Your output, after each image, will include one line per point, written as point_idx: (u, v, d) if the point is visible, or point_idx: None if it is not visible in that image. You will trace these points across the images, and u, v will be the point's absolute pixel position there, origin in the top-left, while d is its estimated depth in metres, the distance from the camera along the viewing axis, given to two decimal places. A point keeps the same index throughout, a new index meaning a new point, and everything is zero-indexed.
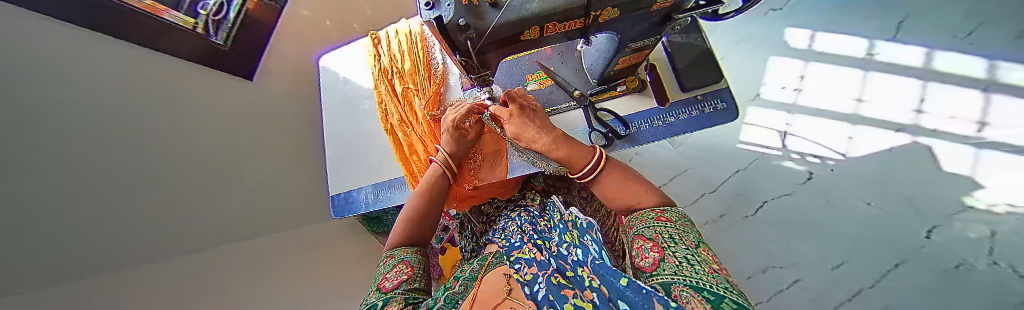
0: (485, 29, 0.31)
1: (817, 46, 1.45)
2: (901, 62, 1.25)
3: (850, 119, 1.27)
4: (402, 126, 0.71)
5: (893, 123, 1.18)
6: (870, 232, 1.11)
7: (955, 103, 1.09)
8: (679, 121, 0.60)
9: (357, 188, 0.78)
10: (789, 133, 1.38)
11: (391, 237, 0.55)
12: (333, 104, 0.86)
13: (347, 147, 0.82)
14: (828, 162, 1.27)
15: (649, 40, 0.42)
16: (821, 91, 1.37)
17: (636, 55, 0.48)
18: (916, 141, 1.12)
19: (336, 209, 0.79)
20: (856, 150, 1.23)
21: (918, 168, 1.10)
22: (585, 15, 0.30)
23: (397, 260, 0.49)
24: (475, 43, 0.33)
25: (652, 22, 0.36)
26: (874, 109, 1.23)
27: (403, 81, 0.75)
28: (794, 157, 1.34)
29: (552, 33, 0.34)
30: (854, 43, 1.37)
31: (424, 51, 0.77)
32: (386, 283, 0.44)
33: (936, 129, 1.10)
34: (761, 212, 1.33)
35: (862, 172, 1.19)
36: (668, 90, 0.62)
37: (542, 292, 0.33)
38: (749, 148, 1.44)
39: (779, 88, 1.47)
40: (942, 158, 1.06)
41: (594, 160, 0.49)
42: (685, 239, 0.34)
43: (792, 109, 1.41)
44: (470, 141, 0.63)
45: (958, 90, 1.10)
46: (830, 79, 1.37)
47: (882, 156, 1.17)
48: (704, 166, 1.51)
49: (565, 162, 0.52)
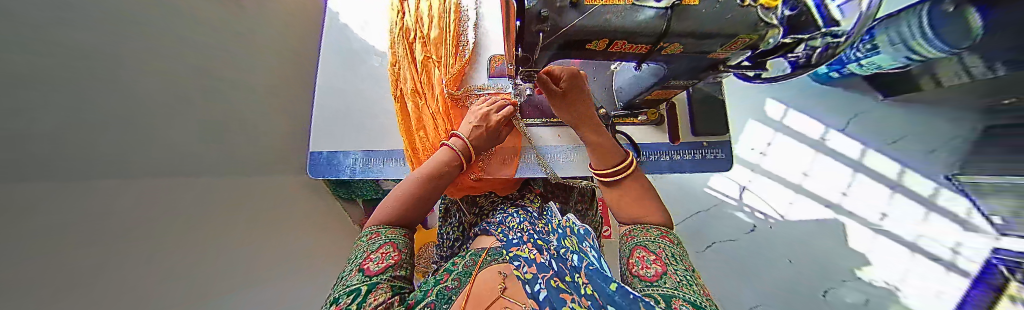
0: (559, 26, 0.28)
1: (788, 121, 1.65)
2: (842, 151, 1.44)
3: (796, 189, 1.51)
4: (415, 97, 0.67)
5: (823, 198, 1.41)
6: (792, 285, 1.29)
7: (868, 193, 1.28)
8: (682, 160, 0.65)
9: (346, 150, 0.71)
10: (746, 188, 1.62)
11: (377, 213, 0.51)
12: (336, 51, 0.78)
13: (344, 103, 0.75)
14: (769, 219, 1.52)
15: (686, 82, 0.44)
16: (779, 159, 1.60)
17: (665, 91, 0.51)
18: (834, 218, 1.34)
19: (314, 169, 0.71)
20: (795, 215, 1.46)
21: (833, 242, 1.29)
22: (653, 43, 0.31)
23: (383, 239, 0.46)
24: (545, 37, 0.30)
25: (699, 67, 0.38)
26: (813, 183, 1.47)
27: (426, 48, 0.69)
28: (745, 209, 1.59)
29: (616, 51, 0.33)
30: (813, 126, 1.57)
31: (455, 23, 0.71)
32: (370, 265, 0.41)
33: (853, 211, 1.29)
34: (707, 250, 1.58)
35: (793, 234, 1.43)
36: (681, 130, 0.66)
37: (542, 293, 0.32)
38: (713, 193, 1.68)
39: (749, 148, 1.69)
40: (850, 236, 1.24)
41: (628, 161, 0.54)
42: (685, 260, 0.34)
43: (754, 168, 1.65)
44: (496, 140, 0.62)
45: (875, 183, 1.26)
46: (790, 152, 1.60)
47: (810, 224, 1.40)
48: (672, 200, 1.68)
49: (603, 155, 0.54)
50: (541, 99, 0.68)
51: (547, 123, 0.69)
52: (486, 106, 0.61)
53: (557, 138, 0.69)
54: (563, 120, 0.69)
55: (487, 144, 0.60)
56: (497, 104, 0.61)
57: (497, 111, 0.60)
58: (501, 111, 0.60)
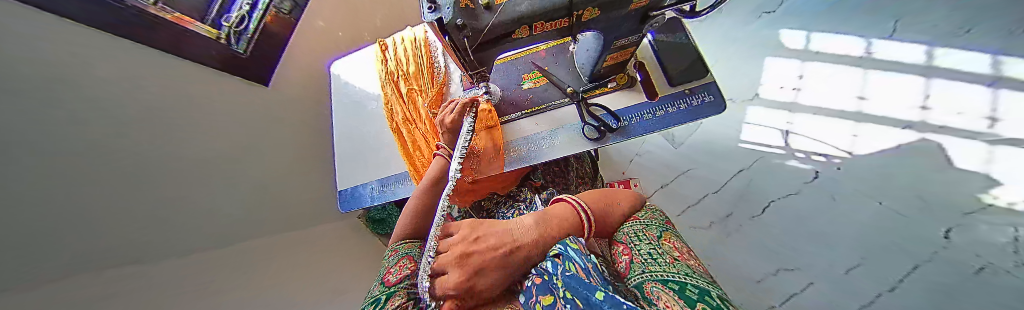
0: (481, 27, 0.38)
1: (813, 47, 1.44)
2: (898, 57, 1.12)
3: (852, 116, 1.19)
4: (406, 124, 0.77)
5: (899, 121, 1.05)
6: (880, 233, 0.99)
7: (956, 99, 0.92)
8: (669, 114, 0.63)
9: (363, 183, 0.82)
10: (791, 132, 1.38)
11: (396, 231, 0.56)
12: (342, 105, 0.92)
13: (355, 145, 0.87)
14: (833, 160, 1.21)
15: (631, 38, 0.46)
16: (821, 89, 1.33)
17: (623, 52, 0.52)
18: (924, 137, 0.97)
19: (343, 203, 0.83)
20: (862, 148, 1.14)
21: (921, 167, 0.96)
22: (568, 13, 0.35)
23: (401, 254, 0.51)
24: (474, 40, 0.40)
25: (633, 20, 0.40)
26: (875, 106, 1.13)
27: (409, 83, 0.81)
28: (798, 155, 1.33)
29: (540, 31, 0.39)
30: (853, 42, 1.29)
31: (427, 55, 0.83)
32: (391, 276, 0.45)
33: (944, 125, 0.94)
34: (766, 213, 1.34)
35: (872, 169, 1.09)
36: (658, 85, 0.66)
37: (525, 294, 0.32)
38: (751, 146, 1.50)
39: (777, 88, 1.50)
40: (953, 154, 0.89)
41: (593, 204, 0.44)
42: (649, 236, 0.34)
43: (792, 107, 1.42)
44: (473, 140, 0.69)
45: (962, 84, 0.92)
46: (829, 77, 1.32)
47: (891, 154, 1.05)
48: (706, 167, 1.57)
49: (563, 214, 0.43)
50: (513, 95, 0.73)
51: (525, 115, 0.72)
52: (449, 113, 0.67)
53: (536, 126, 0.71)
54: (539, 108, 0.71)
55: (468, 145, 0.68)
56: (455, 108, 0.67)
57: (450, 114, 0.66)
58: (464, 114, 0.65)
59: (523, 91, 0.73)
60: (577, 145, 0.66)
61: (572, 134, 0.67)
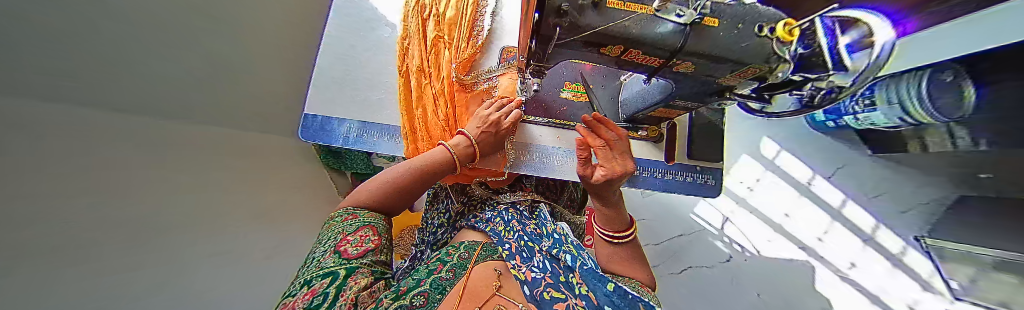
0: (580, 23, 0.27)
1: (779, 160, 1.64)
2: (825, 197, 1.49)
3: (775, 227, 1.51)
4: (419, 74, 0.66)
5: (800, 240, 1.43)
6: None
7: (841, 243, 1.38)
8: (676, 181, 0.70)
9: (342, 117, 0.71)
10: (729, 219, 1.60)
11: (354, 195, 0.49)
12: (350, 18, 0.78)
13: (348, 71, 0.75)
14: (745, 252, 1.50)
15: (690, 103, 0.44)
16: (764, 197, 1.59)
17: (670, 111, 0.51)
18: (808, 260, 1.38)
19: (306, 130, 0.69)
20: (767, 252, 1.47)
21: (799, 279, 1.36)
22: (668, 58, 0.30)
23: (359, 223, 0.43)
24: (562, 34, 0.29)
25: (707, 91, 0.38)
26: (793, 225, 1.48)
27: (439, 27, 0.67)
28: (724, 239, 1.56)
29: (629, 59, 0.33)
30: (804, 169, 1.58)
31: (474, 6, 0.69)
32: (346, 247, 0.38)
33: (823, 257, 1.37)
34: (683, 274, 1.52)
35: (767, 270, 1.43)
36: (678, 152, 0.71)
37: (543, 293, 0.36)
38: (696, 219, 1.65)
39: (738, 182, 1.65)
40: (817, 278, 1.33)
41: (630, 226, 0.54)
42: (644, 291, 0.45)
43: (739, 200, 1.62)
44: (499, 140, 0.62)
45: (849, 234, 1.39)
46: (776, 190, 1.58)
47: (783, 262, 1.42)
48: (657, 220, 1.67)
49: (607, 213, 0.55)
50: (547, 98, 0.70)
51: (550, 124, 0.70)
52: (495, 110, 0.61)
53: (556, 140, 0.70)
54: (566, 123, 0.70)
55: (490, 148, 0.62)
56: (504, 107, 0.62)
57: (497, 110, 0.61)
58: (511, 117, 0.62)
59: (559, 98, 0.70)
60: None
61: None
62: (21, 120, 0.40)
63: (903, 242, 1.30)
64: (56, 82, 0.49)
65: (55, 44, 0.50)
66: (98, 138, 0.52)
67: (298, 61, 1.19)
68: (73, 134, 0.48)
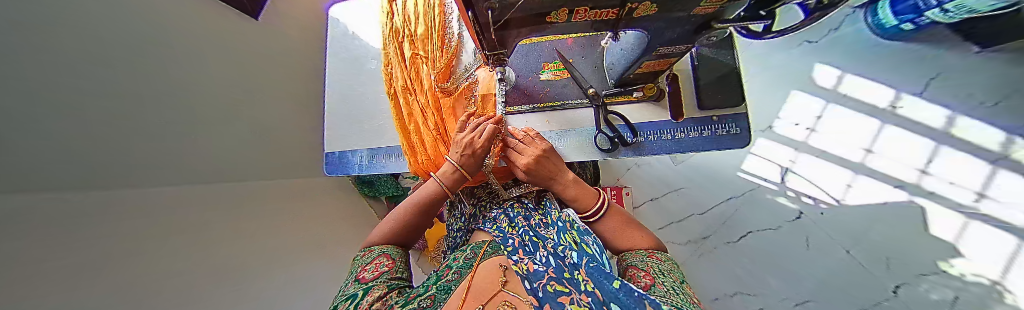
0: (506, 2, 0.26)
1: (843, 88, 1.35)
2: (920, 120, 1.19)
3: (854, 168, 1.24)
4: (405, 93, 0.70)
5: (896, 178, 1.16)
6: (842, 276, 1.16)
7: (958, 170, 1.08)
8: (689, 138, 0.63)
9: (353, 149, 0.79)
10: (790, 171, 1.36)
11: (374, 233, 0.53)
12: (339, 58, 0.86)
13: (349, 107, 0.83)
14: (820, 204, 1.27)
15: (679, 47, 0.40)
16: (832, 136, 1.32)
17: (661, 61, 0.46)
18: (911, 200, 1.12)
19: (328, 166, 0.80)
20: (853, 199, 1.22)
21: (903, 224, 1.11)
22: (620, 5, 0.27)
23: (377, 253, 0.48)
24: (498, 14, 0.28)
25: (689, 29, 0.34)
26: (880, 162, 1.20)
27: (413, 45, 0.71)
28: (789, 194, 1.34)
29: (581, 19, 0.30)
30: (880, 91, 1.29)
31: (441, 17, 0.69)
32: (365, 274, 0.42)
33: (934, 191, 1.09)
34: (742, 241, 1.35)
35: (849, 222, 1.20)
36: (687, 106, 0.64)
37: (545, 290, 0.33)
38: (747, 177, 1.43)
39: (792, 124, 1.41)
40: (931, 219, 1.07)
41: (600, 202, 0.52)
42: (672, 274, 0.40)
43: (799, 146, 1.37)
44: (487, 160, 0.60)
45: (967, 159, 1.08)
46: (846, 125, 1.31)
47: (877, 207, 1.16)
48: (696, 187, 1.50)
49: (571, 200, 0.54)
50: (526, 84, 0.68)
51: (536, 109, 0.68)
52: (473, 131, 0.58)
53: (545, 124, 0.67)
54: (552, 104, 0.67)
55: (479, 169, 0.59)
56: (482, 127, 0.57)
57: (478, 134, 0.57)
58: (484, 135, 0.56)
59: (541, 81, 0.68)
60: (588, 152, 0.65)
61: (583, 140, 0.66)
62: (65, 213, 0.50)
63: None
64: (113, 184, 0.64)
65: (124, 144, 0.65)
66: (140, 214, 0.64)
67: (309, 108, 1.38)
68: (125, 217, 0.60)
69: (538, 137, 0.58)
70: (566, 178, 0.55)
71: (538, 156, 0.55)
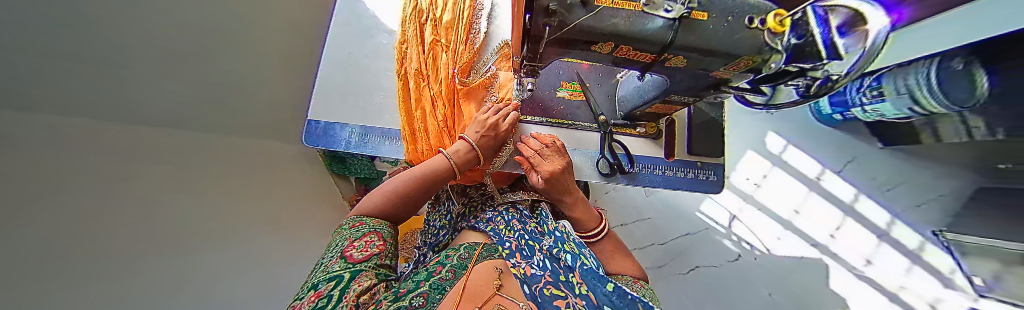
0: (567, 22, 0.27)
1: (787, 155, 1.60)
2: (836, 192, 1.44)
3: (784, 224, 1.47)
4: (417, 78, 0.68)
5: (811, 237, 1.39)
6: None
7: (854, 238, 1.33)
8: (676, 176, 0.72)
9: (345, 123, 0.74)
10: (736, 218, 1.56)
11: (360, 205, 0.50)
12: (348, 25, 0.81)
13: (348, 78, 0.77)
14: (755, 250, 1.45)
15: (687, 98, 0.45)
16: (771, 194, 1.55)
17: (667, 106, 0.52)
18: (821, 258, 1.33)
19: (309, 136, 0.72)
20: (779, 250, 1.42)
21: (815, 275, 1.31)
22: (659, 52, 0.30)
23: (368, 228, 0.44)
24: (552, 31, 0.29)
25: (700, 85, 0.38)
26: (804, 222, 1.43)
27: (436, 31, 0.69)
28: (732, 237, 1.51)
29: (621, 55, 0.33)
30: (812, 164, 1.54)
31: (470, 9, 0.71)
32: (353, 251, 0.39)
33: (837, 253, 1.31)
34: (691, 273, 1.48)
35: (775, 267, 1.39)
36: (678, 149, 0.73)
37: (545, 295, 0.34)
38: (703, 218, 1.60)
39: (744, 178, 1.63)
40: (832, 274, 1.28)
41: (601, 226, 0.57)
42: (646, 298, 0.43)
43: (746, 198, 1.58)
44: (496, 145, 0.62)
45: (864, 230, 1.33)
46: (783, 187, 1.54)
47: (792, 261, 1.37)
48: (662, 218, 1.64)
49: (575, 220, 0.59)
50: (543, 97, 0.71)
51: (547, 123, 0.71)
52: (492, 113, 0.62)
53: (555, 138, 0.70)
54: (565, 122, 0.71)
55: (489, 151, 0.61)
56: (501, 111, 0.63)
57: (496, 113, 0.62)
58: (506, 119, 0.63)
59: (557, 97, 0.71)
60: (588, 173, 0.69)
61: (585, 160, 0.70)
62: None
63: (919, 235, 1.23)
64: (50, 112, 0.56)
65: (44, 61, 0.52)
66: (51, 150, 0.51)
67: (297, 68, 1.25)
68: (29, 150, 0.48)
69: (562, 146, 0.62)
70: (578, 194, 0.59)
71: (563, 167, 0.58)
